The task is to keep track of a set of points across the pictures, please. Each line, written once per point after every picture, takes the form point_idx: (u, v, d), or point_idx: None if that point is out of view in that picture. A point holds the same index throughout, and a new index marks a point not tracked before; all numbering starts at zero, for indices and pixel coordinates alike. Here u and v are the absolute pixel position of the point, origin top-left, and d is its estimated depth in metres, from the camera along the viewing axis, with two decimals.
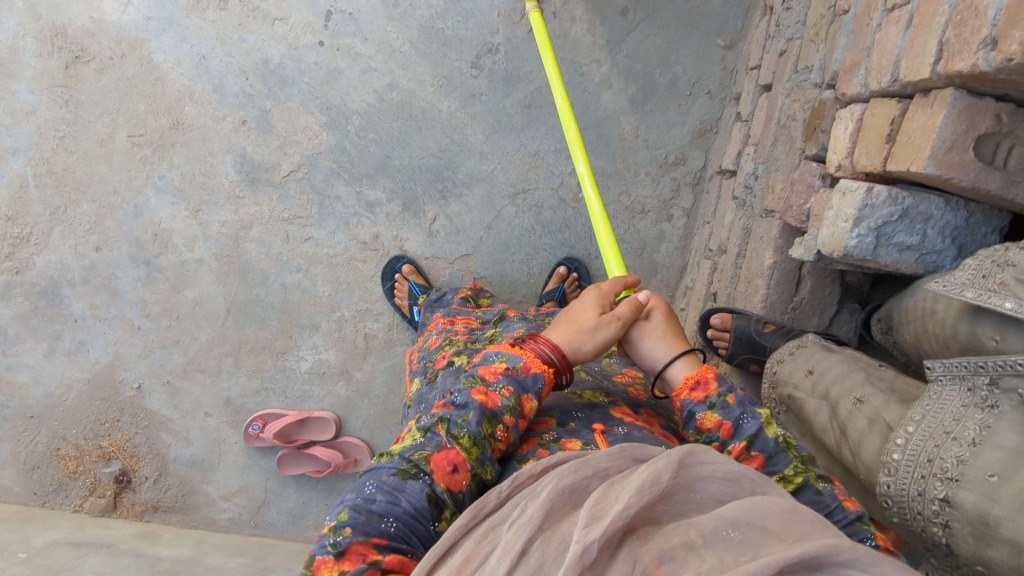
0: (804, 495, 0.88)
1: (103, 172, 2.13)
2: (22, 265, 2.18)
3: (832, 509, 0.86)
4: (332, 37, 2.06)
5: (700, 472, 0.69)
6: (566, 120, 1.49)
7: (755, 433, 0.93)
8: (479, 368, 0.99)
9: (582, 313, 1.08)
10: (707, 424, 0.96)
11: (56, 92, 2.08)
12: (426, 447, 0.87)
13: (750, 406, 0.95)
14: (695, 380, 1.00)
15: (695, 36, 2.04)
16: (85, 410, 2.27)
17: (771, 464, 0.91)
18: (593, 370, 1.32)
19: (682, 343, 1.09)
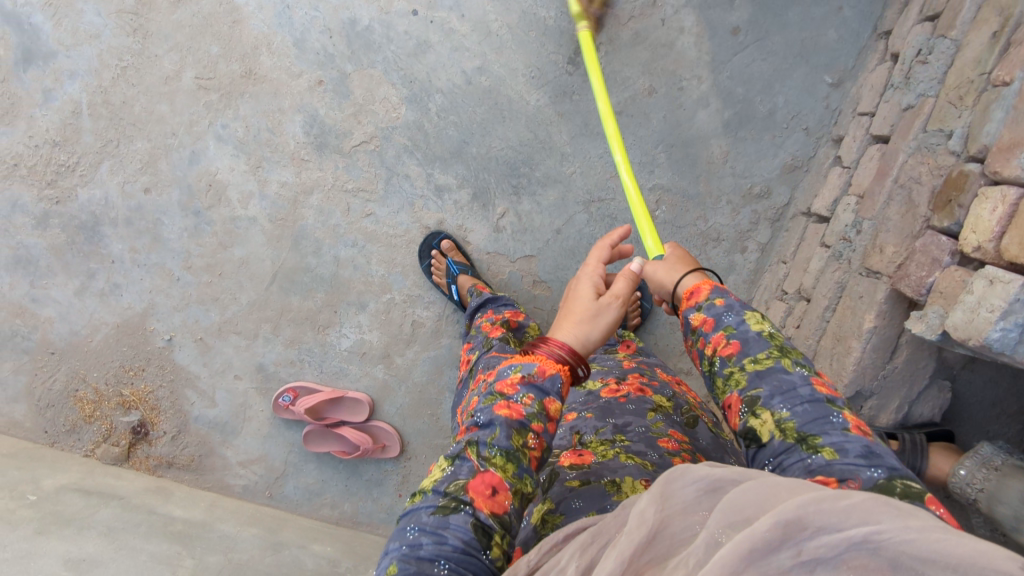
0: (773, 372, 0.99)
1: (164, 111, 2.01)
2: (63, 195, 2.07)
3: (795, 384, 0.97)
4: (427, 7, 1.93)
5: (685, 496, 0.73)
6: (606, 118, 1.55)
7: (734, 325, 1.06)
8: (496, 385, 1.03)
9: (578, 304, 1.11)
10: (696, 323, 1.10)
11: (125, 19, 1.95)
12: (460, 477, 0.92)
13: (734, 307, 1.09)
14: (692, 290, 1.14)
15: (803, 68, 1.95)
16: (110, 355, 2.19)
17: (747, 349, 1.03)
18: (636, 445, 1.25)
19: (684, 268, 1.20)
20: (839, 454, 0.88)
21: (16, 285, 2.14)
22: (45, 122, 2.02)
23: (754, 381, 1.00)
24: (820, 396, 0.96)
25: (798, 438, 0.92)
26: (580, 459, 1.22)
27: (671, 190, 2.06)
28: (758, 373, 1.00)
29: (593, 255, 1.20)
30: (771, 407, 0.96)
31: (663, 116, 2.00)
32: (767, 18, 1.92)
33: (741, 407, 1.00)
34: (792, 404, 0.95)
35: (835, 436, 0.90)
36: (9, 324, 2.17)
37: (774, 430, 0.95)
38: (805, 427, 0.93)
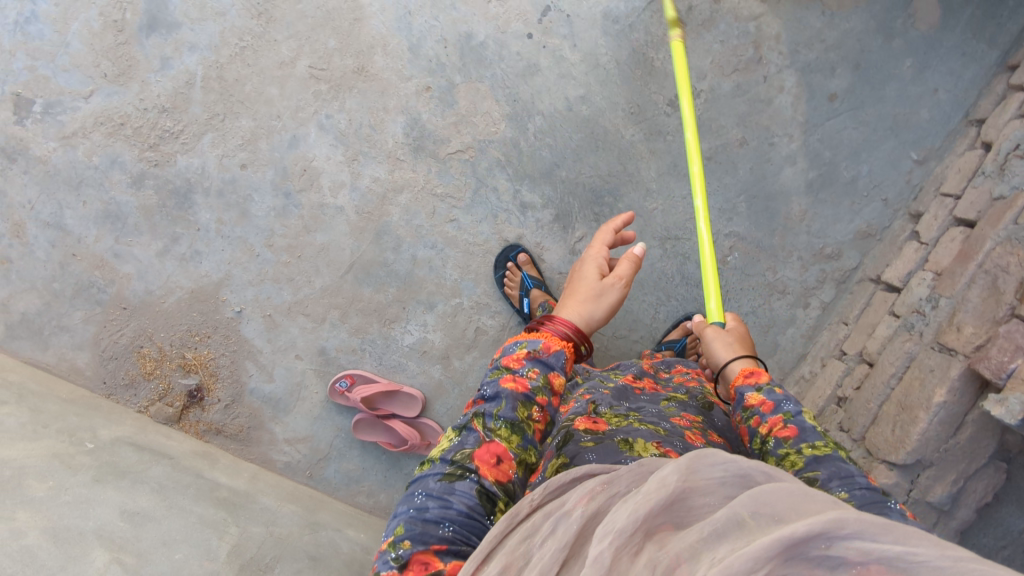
0: (828, 459, 0.99)
1: (273, 94, 2.09)
2: (163, 159, 2.14)
3: (852, 473, 0.96)
4: (542, 32, 2.04)
5: (712, 476, 0.71)
6: (692, 155, 1.50)
7: (793, 412, 1.06)
8: (502, 359, 1.10)
9: (582, 284, 1.20)
10: (752, 402, 1.10)
11: (252, 2, 2.04)
12: (466, 445, 0.98)
13: (793, 397, 1.09)
14: (749, 371, 1.15)
15: (892, 141, 2.06)
16: (180, 317, 2.24)
17: (804, 436, 1.03)
18: (649, 418, 1.29)
19: (740, 347, 1.23)
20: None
21: (101, 239, 2.20)
22: (157, 88, 2.09)
23: (811, 464, 0.99)
24: (876, 485, 0.95)
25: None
26: (594, 425, 1.21)
27: (746, 238, 2.13)
28: (815, 458, 0.99)
29: (597, 238, 1.28)
30: (828, 489, 0.95)
31: (751, 167, 2.10)
32: (865, 89, 2.04)
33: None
34: (848, 486, 0.94)
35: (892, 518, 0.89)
36: (87, 275, 2.22)
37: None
38: (864, 507, 0.91)
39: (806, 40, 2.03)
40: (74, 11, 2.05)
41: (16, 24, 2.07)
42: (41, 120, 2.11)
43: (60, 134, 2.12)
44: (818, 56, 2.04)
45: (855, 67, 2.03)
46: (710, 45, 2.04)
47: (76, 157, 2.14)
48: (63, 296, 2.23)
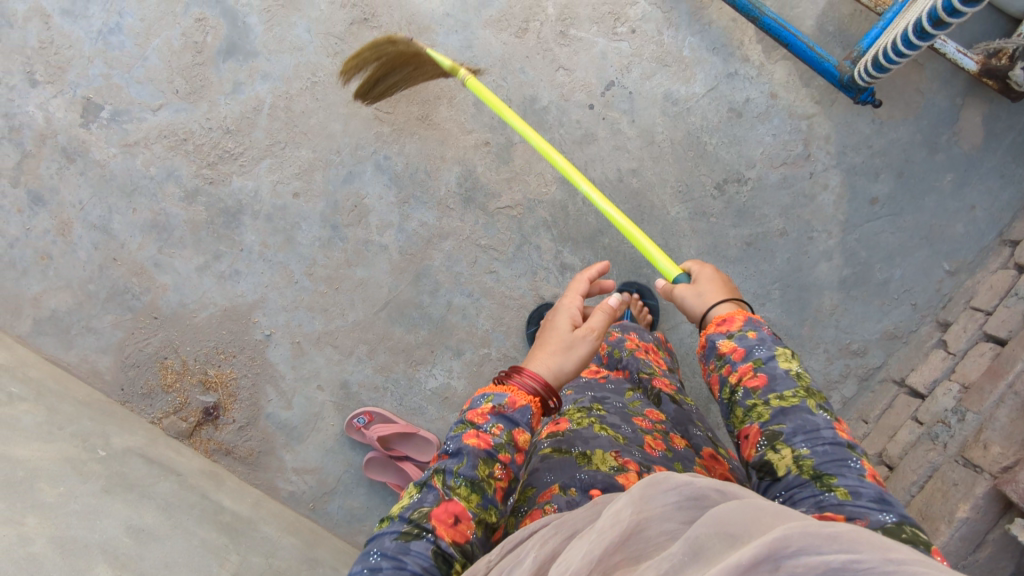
0: (797, 411, 1.05)
1: (335, 130, 2.15)
2: (218, 178, 2.18)
3: (819, 428, 1.03)
4: (603, 104, 2.12)
5: (666, 502, 0.80)
6: (550, 151, 1.56)
7: (765, 359, 1.11)
8: (467, 413, 1.10)
9: (553, 335, 1.19)
10: (725, 350, 1.15)
11: (329, 41, 2.12)
12: (425, 503, 1.01)
13: (766, 341, 1.13)
14: (722, 318, 1.18)
15: (926, 250, 2.15)
16: (209, 334, 2.25)
17: (773, 384, 1.09)
18: (611, 419, 1.43)
19: (719, 292, 1.23)
20: (852, 497, 0.96)
21: (144, 247, 2.22)
22: (225, 109, 2.15)
23: (777, 417, 1.06)
24: (842, 440, 1.02)
25: (814, 475, 1.00)
26: (557, 428, 1.41)
27: (775, 325, 2.18)
28: (781, 410, 1.06)
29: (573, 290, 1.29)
30: (791, 445, 1.03)
31: (788, 257, 2.16)
32: (905, 197, 2.14)
33: (760, 440, 1.07)
34: (812, 443, 1.02)
35: (851, 479, 0.98)
36: (124, 281, 2.23)
37: (790, 465, 1.02)
38: (822, 465, 1.00)
39: (854, 144, 2.12)
40: (157, 28, 2.13)
41: (99, 33, 2.13)
42: (107, 126, 2.17)
43: (122, 142, 2.17)
44: (864, 160, 2.13)
45: (897, 175, 2.13)
46: (762, 137, 2.13)
47: (134, 165, 2.18)
48: (97, 298, 2.24)
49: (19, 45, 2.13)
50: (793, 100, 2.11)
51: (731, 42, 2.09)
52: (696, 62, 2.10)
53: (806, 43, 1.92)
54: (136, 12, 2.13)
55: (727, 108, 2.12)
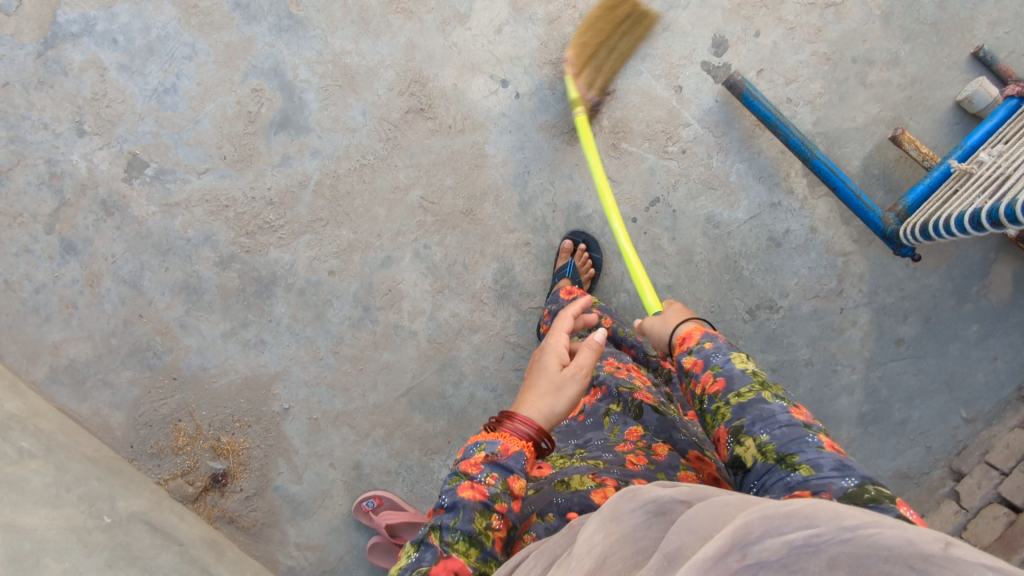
0: (756, 402, 1.10)
1: (379, 214, 2.15)
2: (255, 248, 2.17)
3: (776, 415, 1.07)
4: (646, 219, 2.13)
5: (635, 519, 0.81)
6: (603, 191, 1.77)
7: (721, 363, 1.18)
8: (461, 464, 1.12)
9: (542, 377, 1.20)
10: (688, 365, 1.22)
11: (384, 126, 2.10)
12: (423, 563, 1.02)
13: (721, 347, 1.21)
14: (683, 336, 1.28)
15: (946, 395, 2.18)
16: (226, 401, 2.25)
17: (731, 384, 1.14)
18: (592, 453, 1.43)
19: (676, 317, 1.37)
20: (815, 470, 0.98)
21: (172, 307, 2.21)
22: (271, 181, 2.14)
23: (737, 413, 1.10)
24: (798, 421, 1.06)
25: (778, 458, 1.01)
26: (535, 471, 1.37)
27: None
28: (741, 405, 1.10)
29: (558, 326, 1.29)
30: (753, 434, 1.06)
31: (810, 387, 2.19)
32: (931, 342, 2.17)
33: (728, 438, 1.10)
34: (770, 428, 1.05)
35: (812, 454, 1.00)
36: (147, 338, 2.23)
37: (755, 454, 1.05)
38: (783, 447, 1.02)
39: (886, 285, 2.15)
40: (213, 93, 2.09)
41: (153, 91, 2.10)
42: (150, 184, 2.15)
43: (163, 201, 2.16)
44: (894, 301, 2.16)
45: (925, 320, 2.16)
46: (799, 268, 2.15)
47: (172, 226, 2.17)
48: (118, 353, 2.24)
49: (70, 93, 2.11)
50: (832, 237, 2.13)
51: (776, 173, 2.11)
52: (741, 188, 2.11)
53: (853, 190, 1.94)
54: (193, 75, 2.09)
55: (767, 238, 2.14)
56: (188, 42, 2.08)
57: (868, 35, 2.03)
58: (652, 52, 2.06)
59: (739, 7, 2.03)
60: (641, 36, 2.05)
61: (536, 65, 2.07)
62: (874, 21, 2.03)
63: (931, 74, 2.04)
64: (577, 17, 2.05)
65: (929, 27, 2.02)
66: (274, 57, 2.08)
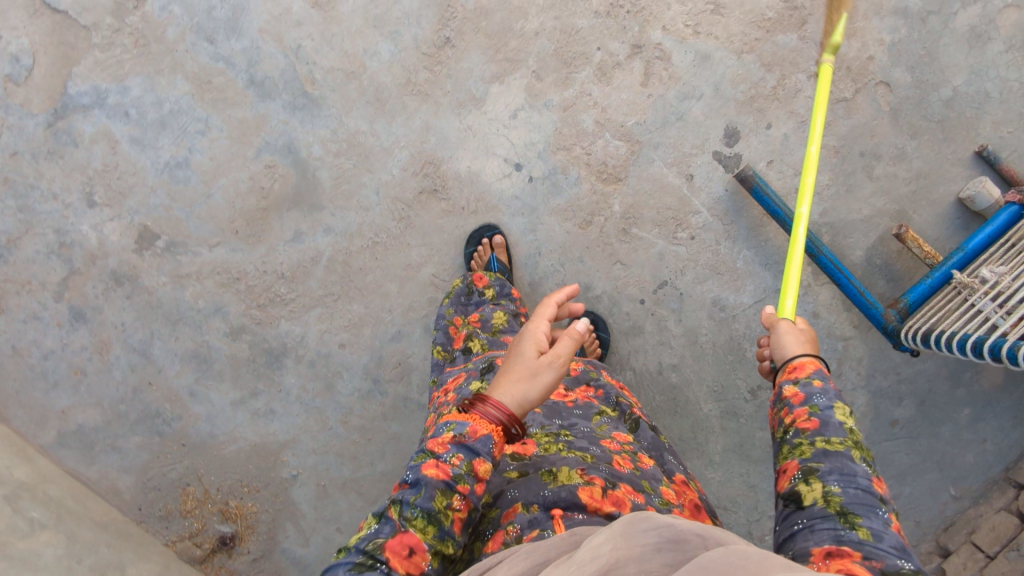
0: (842, 456, 1.01)
1: (391, 290, 2.17)
2: (266, 320, 2.18)
3: (856, 475, 0.99)
4: (654, 300, 2.16)
5: (647, 541, 0.82)
6: (808, 168, 1.44)
7: (822, 406, 1.07)
8: (429, 440, 1.09)
9: (519, 361, 1.13)
10: (788, 394, 1.11)
11: (397, 206, 2.12)
12: (381, 535, 1.01)
13: (832, 390, 1.08)
14: (795, 364, 1.14)
15: (937, 473, 2.25)
16: (234, 467, 2.26)
17: (824, 429, 1.04)
18: (579, 443, 1.36)
19: (810, 345, 1.18)
20: (873, 538, 0.93)
21: (181, 375, 2.22)
22: (283, 256, 2.15)
23: (817, 456, 1.02)
24: (878, 492, 0.98)
25: (840, 511, 0.96)
26: (522, 449, 1.31)
27: None
28: (824, 451, 1.02)
29: (542, 311, 1.20)
30: (824, 480, 0.99)
31: None
32: (924, 423, 2.24)
33: (796, 473, 1.03)
34: (846, 483, 0.98)
35: (876, 523, 0.94)
36: (157, 405, 2.23)
37: (818, 498, 0.99)
38: (850, 504, 0.96)
39: (883, 369, 2.22)
40: (226, 168, 2.10)
41: (165, 164, 2.10)
42: (160, 255, 2.15)
43: (174, 272, 2.16)
44: (890, 384, 2.23)
45: (919, 403, 2.23)
46: None
47: (183, 296, 2.18)
48: (126, 419, 2.24)
49: (81, 164, 2.10)
50: (833, 322, 2.19)
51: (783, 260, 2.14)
52: (748, 273, 2.15)
53: (857, 287, 1.99)
54: (206, 150, 2.09)
55: None
56: (202, 117, 2.07)
57: (876, 130, 2.08)
58: (665, 141, 2.08)
59: (752, 98, 2.06)
60: (654, 124, 2.07)
61: (550, 150, 2.08)
62: (882, 117, 2.07)
63: (935, 169, 2.09)
64: (592, 104, 2.06)
65: (935, 124, 2.07)
66: (288, 134, 2.08)
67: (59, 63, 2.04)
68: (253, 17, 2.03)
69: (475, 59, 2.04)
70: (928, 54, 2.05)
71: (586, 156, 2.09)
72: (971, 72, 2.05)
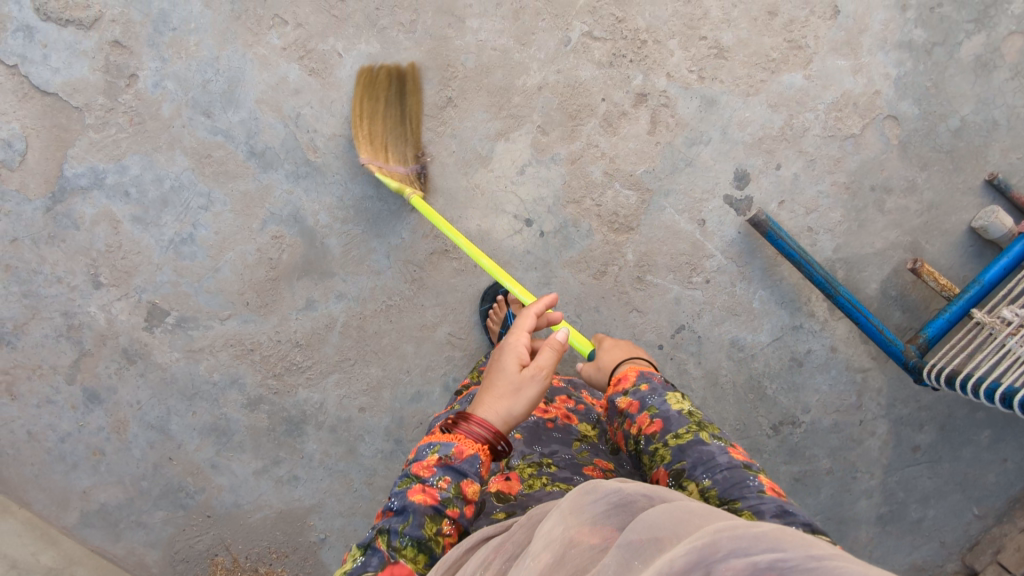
0: (693, 445, 1.12)
1: (407, 351, 2.15)
2: (284, 389, 2.16)
3: (714, 456, 1.10)
4: (672, 345, 2.15)
5: (595, 511, 0.84)
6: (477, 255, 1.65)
7: (657, 405, 1.21)
8: (413, 465, 1.08)
9: (501, 377, 1.15)
10: (623, 406, 1.25)
11: (409, 268, 2.10)
12: (369, 567, 0.98)
13: (656, 388, 1.24)
14: (618, 379, 1.31)
15: (959, 494, 2.27)
16: (262, 534, 2.25)
17: (667, 425, 1.17)
18: (562, 473, 1.35)
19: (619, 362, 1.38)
20: (755, 515, 0.99)
21: (202, 448, 2.19)
22: (296, 324, 2.12)
23: (677, 455, 1.13)
24: (736, 462, 1.08)
25: (718, 502, 1.05)
26: (506, 489, 1.30)
27: None
28: (679, 448, 1.13)
29: (519, 325, 1.24)
30: (694, 478, 1.09)
31: (831, 493, 2.27)
32: (945, 447, 2.25)
33: (669, 480, 1.12)
34: (710, 470, 1.08)
35: (753, 499, 1.02)
36: (179, 480, 2.21)
37: (699, 497, 1.08)
38: (726, 491, 1.05)
39: (903, 397, 2.23)
40: (232, 241, 2.06)
41: (170, 242, 2.06)
42: (171, 331, 2.12)
43: (187, 347, 2.13)
44: (911, 411, 2.24)
45: (939, 427, 2.24)
46: (819, 385, 2.21)
47: (197, 370, 2.15)
48: (149, 495, 2.21)
49: (84, 246, 2.06)
50: (852, 355, 2.20)
51: (798, 298, 2.15)
52: (764, 313, 2.15)
53: (876, 325, 1.95)
54: (211, 224, 2.05)
55: (789, 357, 2.19)
56: (204, 192, 2.03)
57: (886, 164, 2.07)
58: (675, 188, 2.07)
59: (760, 140, 2.06)
60: (663, 172, 2.07)
61: (560, 204, 2.07)
62: (891, 150, 2.07)
63: (947, 199, 2.08)
64: (600, 155, 2.06)
65: (945, 154, 2.07)
66: (293, 203, 2.05)
67: (53, 146, 2.00)
68: (249, 88, 2.00)
69: (479, 118, 2.04)
70: (935, 86, 2.05)
71: (597, 207, 2.07)
72: (978, 100, 2.05)
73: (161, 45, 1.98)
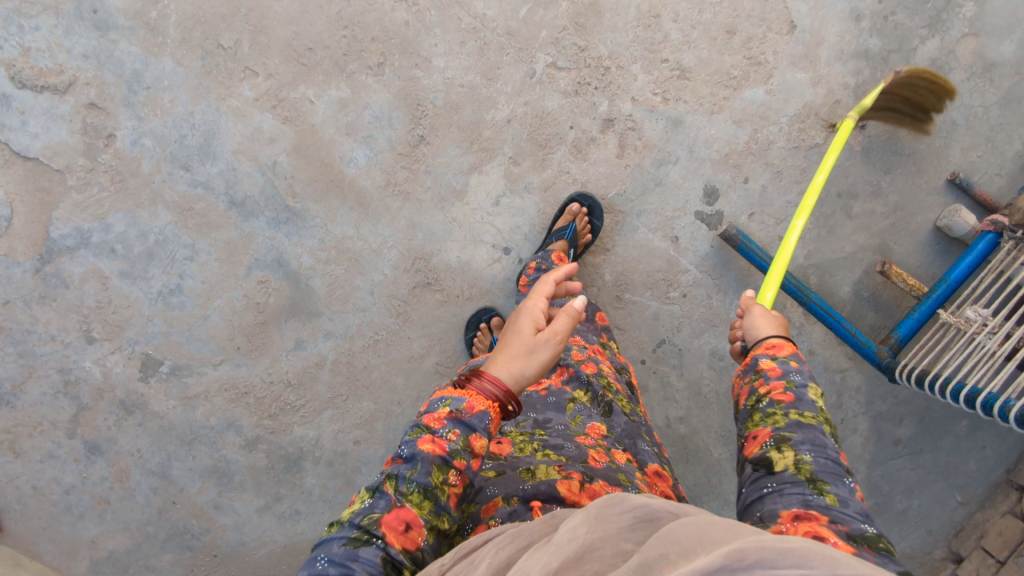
0: (812, 428, 1.04)
1: (398, 383, 2.18)
2: (280, 428, 2.19)
3: (827, 448, 1.01)
4: (654, 358, 2.19)
5: (621, 521, 0.80)
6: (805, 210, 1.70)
7: (797, 382, 1.10)
8: (424, 415, 1.07)
9: (515, 339, 1.13)
10: (764, 366, 1.14)
11: (393, 302, 2.14)
12: (376, 509, 0.99)
13: (806, 371, 1.12)
14: (772, 343, 1.18)
15: (942, 483, 2.33)
16: (269, 569, 2.25)
17: (797, 403, 1.07)
18: (553, 441, 1.35)
19: (780, 328, 1.23)
20: (840, 504, 0.94)
21: (204, 490, 2.22)
22: (287, 365, 2.16)
23: (791, 426, 1.04)
24: (844, 462, 1.02)
25: (809, 477, 0.98)
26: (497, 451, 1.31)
27: None
28: (796, 423, 1.05)
29: (540, 287, 1.21)
30: (796, 448, 1.01)
31: None
32: (926, 438, 2.32)
33: (767, 440, 1.05)
34: (817, 452, 1.01)
35: (842, 489, 0.96)
36: (184, 522, 2.24)
37: (789, 465, 1.00)
38: (819, 472, 0.98)
39: (881, 394, 2.30)
40: (219, 289, 2.11)
41: (159, 294, 2.11)
42: (166, 380, 2.17)
43: (182, 394, 2.18)
44: (889, 407, 2.31)
45: (918, 420, 2.31)
46: None
47: (194, 416, 2.19)
48: (155, 539, 2.24)
49: (74, 304, 2.11)
50: (829, 356, 2.30)
51: None
52: None
53: (848, 329, 2.00)
54: (197, 274, 2.10)
55: None
56: (188, 244, 2.09)
57: (850, 170, 2.14)
58: (647, 208, 2.13)
59: (727, 156, 2.11)
60: (635, 193, 2.13)
61: (535, 231, 2.13)
62: (855, 157, 2.14)
63: (912, 201, 2.14)
64: (571, 181, 2.12)
65: (906, 157, 2.13)
66: (276, 249, 2.10)
67: (37, 210, 2.05)
68: (225, 140, 2.06)
69: (451, 153, 2.09)
70: None
71: None
72: None
73: (136, 105, 2.04)
